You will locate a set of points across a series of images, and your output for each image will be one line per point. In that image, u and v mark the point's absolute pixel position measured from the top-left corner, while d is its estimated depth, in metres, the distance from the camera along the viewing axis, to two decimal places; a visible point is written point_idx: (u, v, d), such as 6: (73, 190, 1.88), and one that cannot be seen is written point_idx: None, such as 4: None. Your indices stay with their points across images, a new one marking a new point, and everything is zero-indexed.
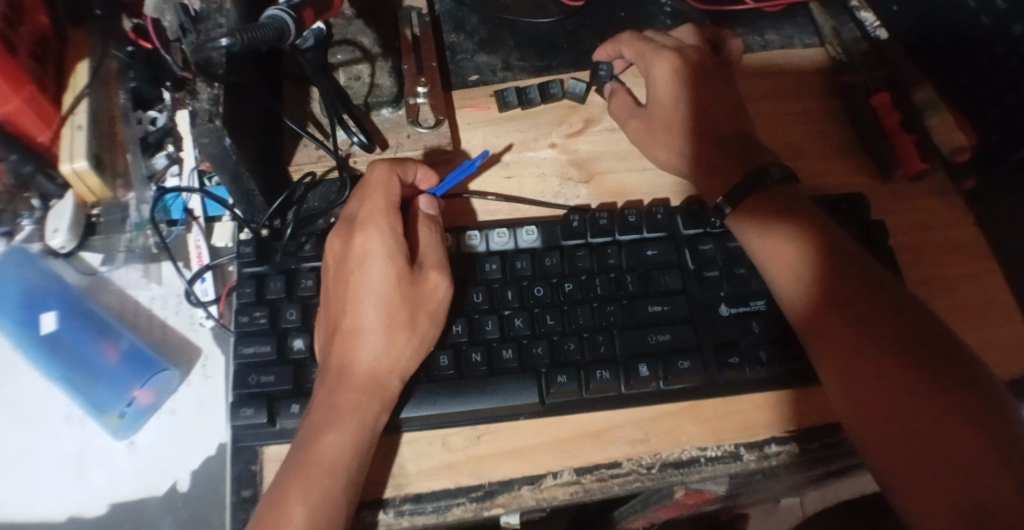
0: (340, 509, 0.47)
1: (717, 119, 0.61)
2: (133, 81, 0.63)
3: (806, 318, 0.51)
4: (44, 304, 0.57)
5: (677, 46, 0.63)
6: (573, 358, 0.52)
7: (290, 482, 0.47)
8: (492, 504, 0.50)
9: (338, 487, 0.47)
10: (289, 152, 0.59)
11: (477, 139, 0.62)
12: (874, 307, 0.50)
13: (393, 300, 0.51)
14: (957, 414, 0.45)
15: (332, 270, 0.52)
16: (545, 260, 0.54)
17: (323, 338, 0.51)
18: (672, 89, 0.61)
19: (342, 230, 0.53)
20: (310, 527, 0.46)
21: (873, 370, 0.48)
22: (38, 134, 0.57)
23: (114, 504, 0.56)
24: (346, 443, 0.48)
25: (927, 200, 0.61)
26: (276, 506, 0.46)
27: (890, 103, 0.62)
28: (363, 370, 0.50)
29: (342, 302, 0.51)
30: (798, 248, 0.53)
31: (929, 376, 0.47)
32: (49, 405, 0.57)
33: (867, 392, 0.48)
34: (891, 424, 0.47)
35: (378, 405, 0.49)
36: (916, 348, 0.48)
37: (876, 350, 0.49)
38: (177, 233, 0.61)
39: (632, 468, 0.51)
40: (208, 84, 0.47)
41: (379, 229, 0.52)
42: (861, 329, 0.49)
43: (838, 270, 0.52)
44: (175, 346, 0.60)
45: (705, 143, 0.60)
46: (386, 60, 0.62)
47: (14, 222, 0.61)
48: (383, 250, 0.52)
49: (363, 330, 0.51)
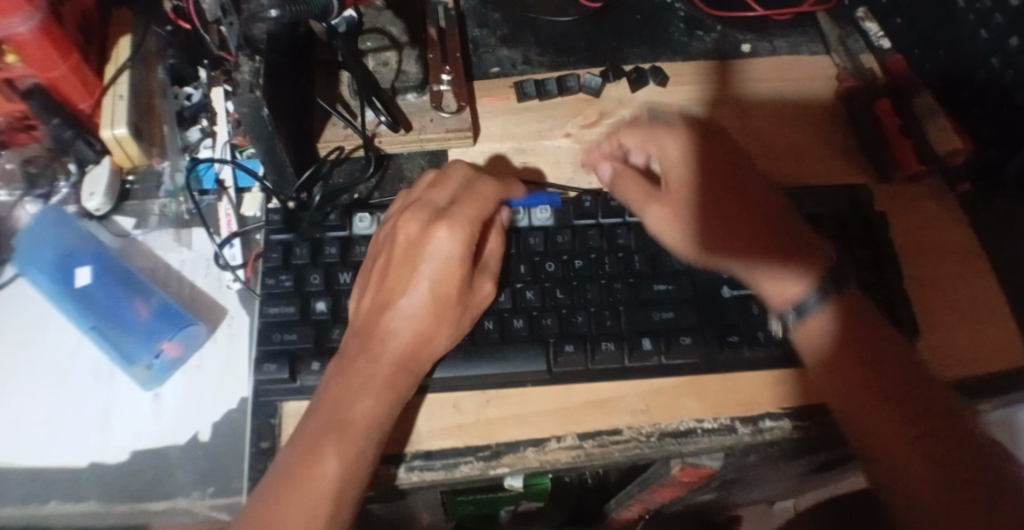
0: (367, 464, 0.49)
1: (735, 217, 0.56)
2: (173, 60, 0.68)
3: (827, 364, 0.53)
4: (80, 262, 0.59)
5: (689, 129, 0.58)
6: (580, 330, 0.54)
7: (323, 438, 0.49)
8: (498, 463, 0.52)
9: (368, 445, 0.49)
10: (317, 130, 0.62)
11: (496, 127, 0.66)
12: (892, 365, 0.52)
13: (447, 294, 0.52)
14: (962, 472, 0.49)
15: (400, 250, 0.53)
16: (557, 237, 0.57)
17: (369, 306, 0.53)
18: (686, 177, 0.57)
19: (419, 215, 0.54)
20: (343, 477, 0.48)
21: (890, 432, 0.50)
22: (80, 102, 0.62)
23: (135, 451, 0.55)
24: (375, 407, 0.50)
25: (924, 201, 0.65)
26: (310, 457, 0.48)
27: (892, 108, 0.66)
28: (404, 347, 0.52)
29: (399, 284, 0.53)
30: (821, 313, 0.53)
31: (940, 432, 0.50)
32: (81, 357, 0.58)
33: (885, 452, 0.50)
34: (905, 474, 0.50)
35: (408, 379, 0.51)
36: (926, 406, 0.51)
37: (892, 404, 0.51)
38: (209, 202, 0.64)
39: (632, 436, 0.53)
40: (250, 57, 0.52)
41: (457, 226, 0.53)
42: (876, 390, 0.51)
43: (863, 336, 0.53)
44: (203, 305, 0.60)
45: (735, 229, 0.56)
46: (412, 48, 0.66)
47: (52, 185, 0.65)
48: (456, 252, 0.53)
49: (412, 311, 0.52)
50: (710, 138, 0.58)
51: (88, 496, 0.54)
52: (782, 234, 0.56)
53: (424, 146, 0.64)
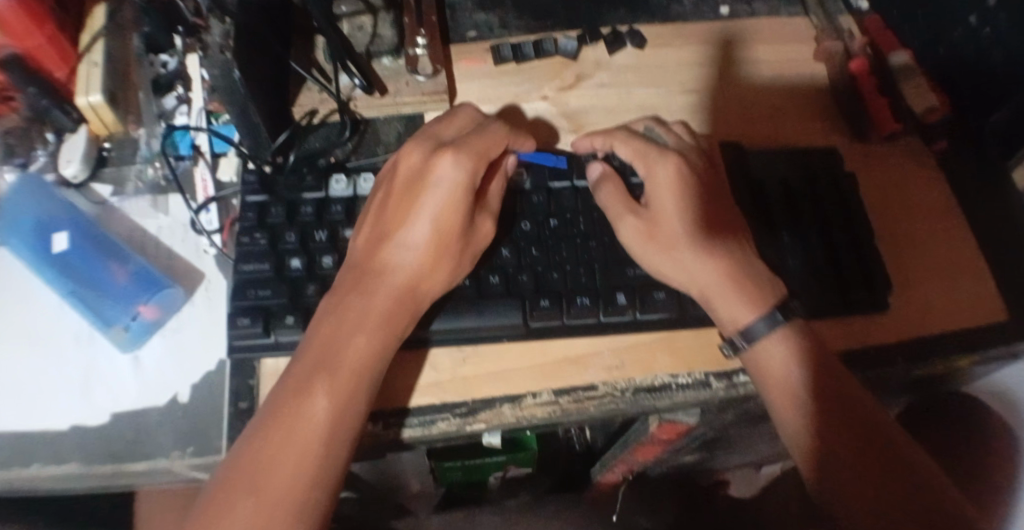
0: (361, 407, 0.50)
1: (717, 238, 0.56)
2: (148, 27, 0.66)
3: (777, 386, 0.53)
4: (57, 228, 0.59)
5: (681, 150, 0.59)
6: (556, 286, 0.55)
7: (315, 376, 0.50)
8: (474, 420, 0.53)
9: (364, 386, 0.50)
10: (292, 95, 0.63)
11: (472, 90, 0.65)
12: (838, 391, 0.53)
13: (447, 223, 0.54)
14: (897, 491, 0.51)
15: (402, 182, 0.55)
16: (533, 198, 0.57)
17: (365, 241, 0.54)
18: (666, 194, 0.57)
19: (422, 147, 0.56)
20: (333, 415, 0.49)
21: (831, 453, 0.52)
22: (55, 71, 0.62)
23: (115, 414, 0.56)
24: (371, 347, 0.51)
25: (903, 160, 0.65)
26: (298, 395, 0.49)
27: (866, 69, 0.65)
28: (403, 281, 0.53)
29: (400, 216, 0.54)
30: (772, 335, 0.54)
31: (878, 455, 0.52)
32: (60, 322, 0.58)
33: (828, 471, 0.52)
34: (847, 494, 0.51)
35: (408, 316, 0.52)
36: (866, 429, 0.52)
37: (835, 425, 0.52)
38: (185, 167, 0.64)
39: (607, 391, 0.54)
40: (221, 20, 0.51)
41: (459, 156, 0.54)
42: (825, 417, 0.53)
43: (811, 359, 0.53)
44: (180, 270, 0.60)
45: (716, 249, 0.56)
46: (388, 12, 0.65)
47: (29, 154, 0.64)
48: (458, 179, 0.54)
49: (412, 243, 0.54)
50: (703, 168, 0.58)
51: (70, 459, 0.54)
52: (746, 255, 0.56)
53: (400, 109, 0.64)
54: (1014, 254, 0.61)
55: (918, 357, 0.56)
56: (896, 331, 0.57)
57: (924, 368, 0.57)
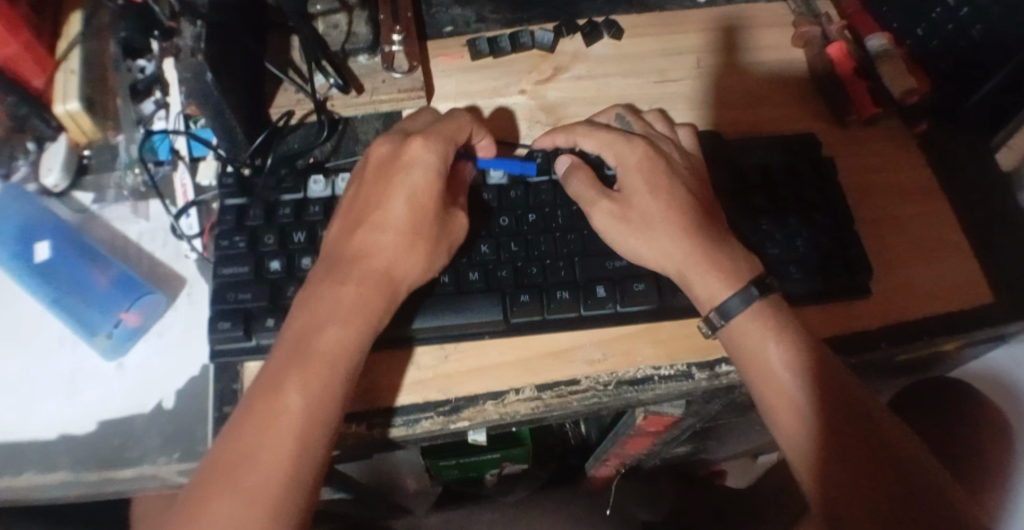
0: (336, 403, 0.49)
1: (697, 219, 0.55)
2: (124, 32, 0.66)
3: (766, 372, 0.52)
4: (38, 236, 0.58)
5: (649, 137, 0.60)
6: (536, 280, 0.55)
7: (286, 370, 0.49)
8: (458, 418, 0.53)
9: (333, 378, 0.49)
10: (269, 96, 0.63)
11: (450, 86, 0.65)
12: (830, 378, 0.51)
13: (421, 204, 0.54)
14: (891, 484, 0.48)
15: (374, 166, 0.55)
16: (510, 193, 0.58)
17: (339, 229, 0.54)
18: (639, 179, 0.56)
19: (392, 138, 0.56)
20: (308, 406, 0.48)
21: (822, 441, 0.50)
22: (33, 78, 0.62)
23: (102, 421, 0.56)
24: (343, 339, 0.50)
25: (883, 144, 0.65)
26: (273, 392, 0.48)
27: (844, 52, 0.65)
28: (381, 264, 0.52)
29: (376, 198, 0.54)
30: (754, 317, 0.53)
31: (873, 444, 0.49)
32: (46, 330, 0.59)
33: (819, 461, 0.49)
34: (839, 486, 0.48)
35: (385, 301, 0.52)
36: (860, 418, 0.50)
37: (827, 413, 0.50)
38: (165, 172, 0.64)
39: (590, 385, 0.54)
40: (192, 22, 0.52)
41: (430, 141, 0.55)
42: (816, 403, 0.50)
43: (802, 345, 0.52)
44: (162, 275, 0.60)
45: (697, 231, 0.55)
46: (363, 9, 0.65)
47: (10, 163, 0.63)
48: (431, 161, 0.54)
49: (389, 223, 0.54)
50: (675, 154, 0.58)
51: (59, 466, 0.55)
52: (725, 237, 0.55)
53: (377, 107, 0.64)
54: (997, 234, 0.61)
55: (901, 341, 0.56)
56: (877, 315, 0.57)
57: (909, 350, 0.57)
